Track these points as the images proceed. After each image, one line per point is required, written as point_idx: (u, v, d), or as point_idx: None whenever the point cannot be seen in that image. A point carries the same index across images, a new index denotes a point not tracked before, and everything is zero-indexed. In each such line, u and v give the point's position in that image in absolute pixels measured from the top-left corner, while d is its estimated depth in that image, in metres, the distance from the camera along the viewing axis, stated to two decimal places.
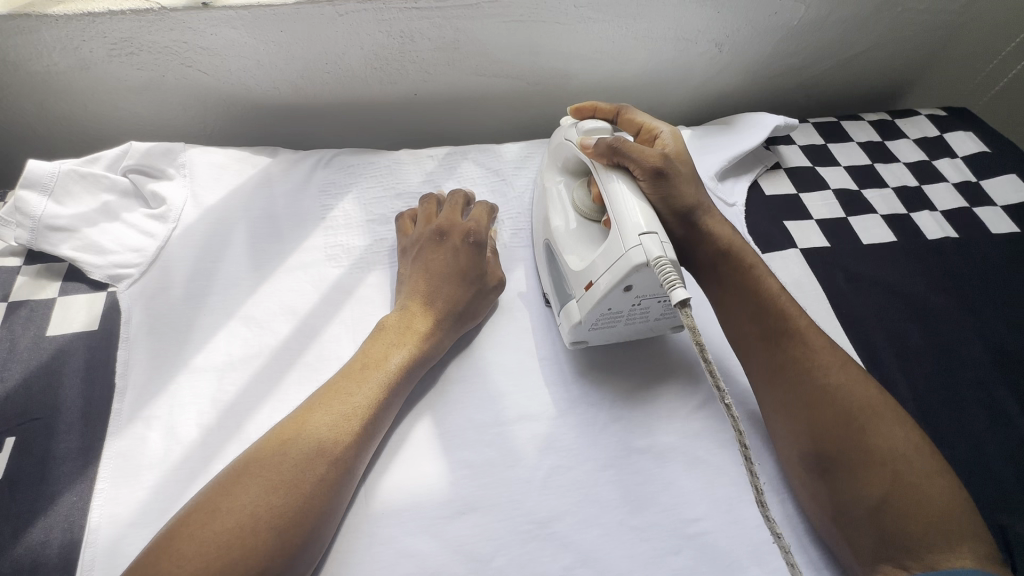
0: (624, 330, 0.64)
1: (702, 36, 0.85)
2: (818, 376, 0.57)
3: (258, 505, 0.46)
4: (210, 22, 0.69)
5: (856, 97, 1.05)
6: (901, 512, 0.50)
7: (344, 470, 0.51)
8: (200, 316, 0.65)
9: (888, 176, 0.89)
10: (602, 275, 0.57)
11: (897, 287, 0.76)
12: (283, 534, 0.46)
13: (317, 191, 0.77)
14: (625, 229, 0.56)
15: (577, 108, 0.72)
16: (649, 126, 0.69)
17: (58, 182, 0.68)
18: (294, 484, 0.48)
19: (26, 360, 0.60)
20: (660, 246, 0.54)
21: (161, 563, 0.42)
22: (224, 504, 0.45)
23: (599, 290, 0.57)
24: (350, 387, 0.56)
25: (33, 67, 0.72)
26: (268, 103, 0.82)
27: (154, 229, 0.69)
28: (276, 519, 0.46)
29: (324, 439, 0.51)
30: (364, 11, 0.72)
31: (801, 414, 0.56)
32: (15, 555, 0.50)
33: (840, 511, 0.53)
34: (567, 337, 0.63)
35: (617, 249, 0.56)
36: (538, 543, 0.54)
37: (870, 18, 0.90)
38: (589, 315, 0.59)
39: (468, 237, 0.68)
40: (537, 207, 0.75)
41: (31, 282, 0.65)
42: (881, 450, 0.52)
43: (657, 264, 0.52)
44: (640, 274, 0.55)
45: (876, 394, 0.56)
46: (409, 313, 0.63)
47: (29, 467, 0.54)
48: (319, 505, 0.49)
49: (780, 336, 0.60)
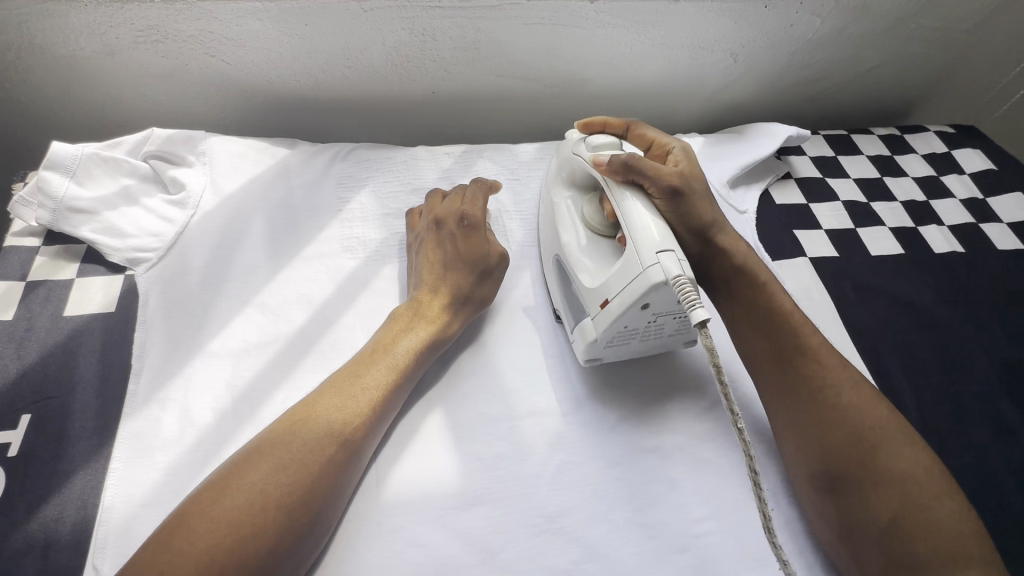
0: (637, 347, 0.63)
1: (717, 45, 0.87)
2: (834, 397, 0.57)
3: (266, 484, 0.46)
4: (237, 12, 0.70)
5: (866, 110, 1.07)
6: (909, 533, 0.50)
7: (351, 452, 0.52)
8: (216, 302, 0.65)
9: (896, 189, 0.90)
10: (619, 293, 0.58)
11: (904, 297, 0.77)
12: (290, 515, 0.46)
13: (334, 184, 0.78)
14: (641, 247, 0.57)
15: (586, 123, 0.74)
16: (661, 142, 0.71)
17: (80, 165, 0.68)
18: (301, 465, 0.48)
19: (43, 339, 0.61)
20: (678, 263, 0.54)
21: (173, 542, 0.42)
22: (235, 484, 0.46)
23: (613, 310, 0.58)
24: (360, 369, 0.57)
25: (59, 51, 0.73)
26: (289, 96, 0.83)
27: (173, 215, 0.70)
28: (288, 498, 0.46)
29: (333, 423, 0.52)
30: (388, 8, 0.73)
31: (815, 433, 0.57)
32: (28, 531, 0.51)
33: (848, 532, 0.54)
34: (583, 355, 0.63)
35: (634, 266, 0.56)
36: (546, 537, 0.55)
37: (884, 34, 0.91)
38: (605, 333, 0.59)
39: (465, 221, 0.69)
40: (545, 225, 0.74)
41: (49, 262, 0.66)
42: (892, 472, 0.53)
43: (676, 283, 0.53)
44: (657, 293, 0.55)
45: (888, 416, 0.56)
46: (416, 300, 0.64)
47: (43, 444, 0.55)
48: (326, 487, 0.49)
49: (793, 353, 0.61)
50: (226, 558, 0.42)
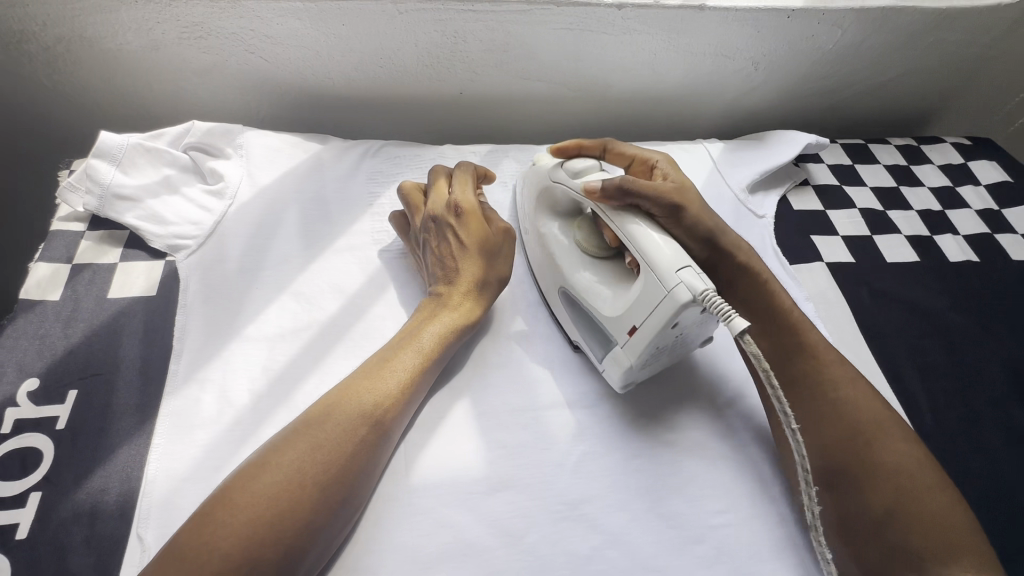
0: (664, 360, 0.63)
1: (740, 54, 0.89)
2: (831, 393, 0.59)
3: (302, 462, 0.48)
4: (278, 12, 0.73)
5: (882, 121, 1.08)
6: (904, 526, 0.51)
7: (380, 433, 0.54)
8: (253, 288, 0.68)
9: (912, 199, 0.92)
10: (648, 318, 0.56)
11: (919, 304, 0.78)
12: (326, 491, 0.48)
13: (365, 179, 0.81)
14: (658, 270, 0.55)
15: (557, 148, 0.72)
16: (641, 157, 0.71)
17: (125, 154, 0.71)
18: (335, 446, 0.50)
19: (88, 319, 0.63)
20: (700, 277, 0.53)
21: (217, 513, 0.44)
22: (275, 458, 0.48)
23: (645, 335, 0.57)
24: (390, 354, 0.59)
25: (106, 45, 0.76)
26: (322, 93, 0.85)
27: (211, 205, 0.73)
28: (321, 474, 0.49)
29: (366, 405, 0.54)
30: (423, 11, 0.76)
31: (812, 429, 0.59)
32: (77, 500, 0.53)
33: (845, 526, 0.55)
34: (619, 383, 0.62)
35: (656, 290, 0.55)
36: (569, 523, 0.57)
37: (903, 46, 0.93)
38: (641, 358, 0.58)
39: (458, 210, 0.69)
40: (537, 257, 0.73)
41: (94, 246, 0.69)
42: (888, 464, 0.54)
43: (706, 298, 0.52)
44: (686, 311, 0.54)
45: (884, 413, 0.58)
46: (446, 302, 0.65)
47: (90, 418, 0.57)
48: (356, 465, 0.51)
49: (794, 353, 0.62)
50: (265, 535, 0.44)
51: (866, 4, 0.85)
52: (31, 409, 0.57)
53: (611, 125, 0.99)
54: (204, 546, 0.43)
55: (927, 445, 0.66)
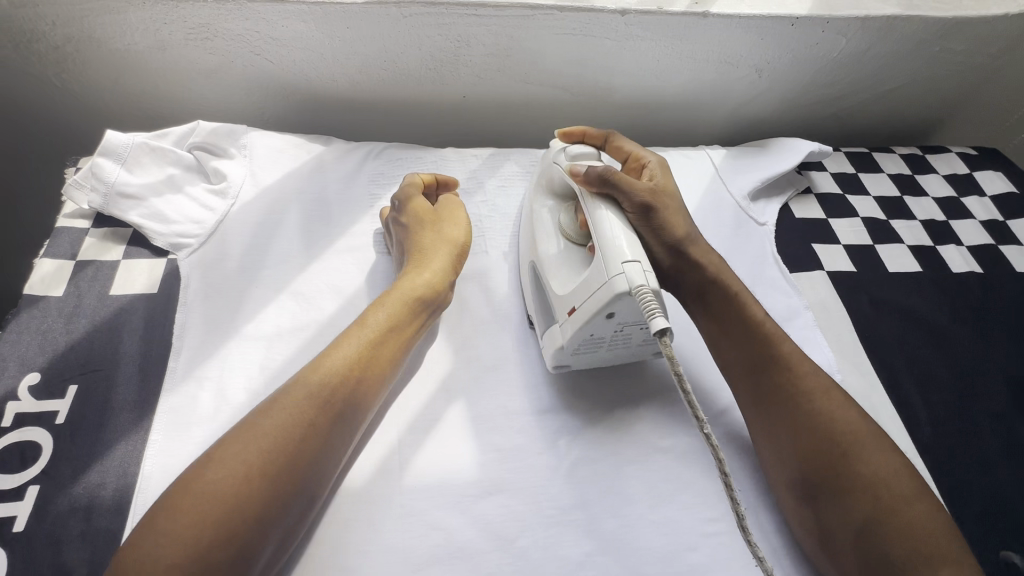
0: (606, 354, 0.64)
1: (743, 61, 0.89)
2: (805, 404, 0.58)
3: (249, 454, 0.48)
4: (283, 14, 0.74)
5: (887, 130, 1.08)
6: (883, 537, 0.51)
7: (332, 415, 0.53)
8: (252, 287, 0.68)
9: (915, 208, 0.91)
10: (586, 301, 0.58)
11: (920, 315, 0.78)
12: (273, 482, 0.48)
13: (366, 181, 0.81)
14: (609, 257, 0.56)
15: (566, 132, 0.74)
16: (637, 155, 0.72)
17: (131, 153, 0.72)
18: (282, 432, 0.50)
19: (90, 315, 0.64)
20: (643, 275, 0.54)
21: (166, 512, 0.45)
22: (220, 455, 0.48)
23: (580, 316, 0.58)
24: (343, 338, 0.58)
25: (114, 45, 0.77)
26: (326, 95, 0.86)
27: (214, 205, 0.73)
28: (271, 467, 0.48)
29: (311, 387, 0.53)
30: (426, 15, 0.76)
31: (789, 439, 0.58)
32: (73, 495, 0.54)
33: (826, 537, 0.55)
34: (551, 360, 0.63)
35: (600, 276, 0.57)
36: (561, 528, 0.57)
37: (908, 55, 0.92)
38: (572, 340, 0.60)
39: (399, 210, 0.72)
40: (524, 234, 0.74)
41: (97, 243, 0.70)
42: (866, 475, 0.54)
43: (638, 292, 0.53)
44: (621, 303, 0.55)
45: (861, 421, 0.57)
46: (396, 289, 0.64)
47: (89, 413, 0.58)
48: (308, 452, 0.50)
49: (767, 364, 0.61)
50: (209, 535, 0.44)
51: (871, 12, 0.85)
52: (31, 402, 0.58)
53: (614, 131, 0.99)
54: (147, 551, 0.43)
55: (925, 457, 0.66)
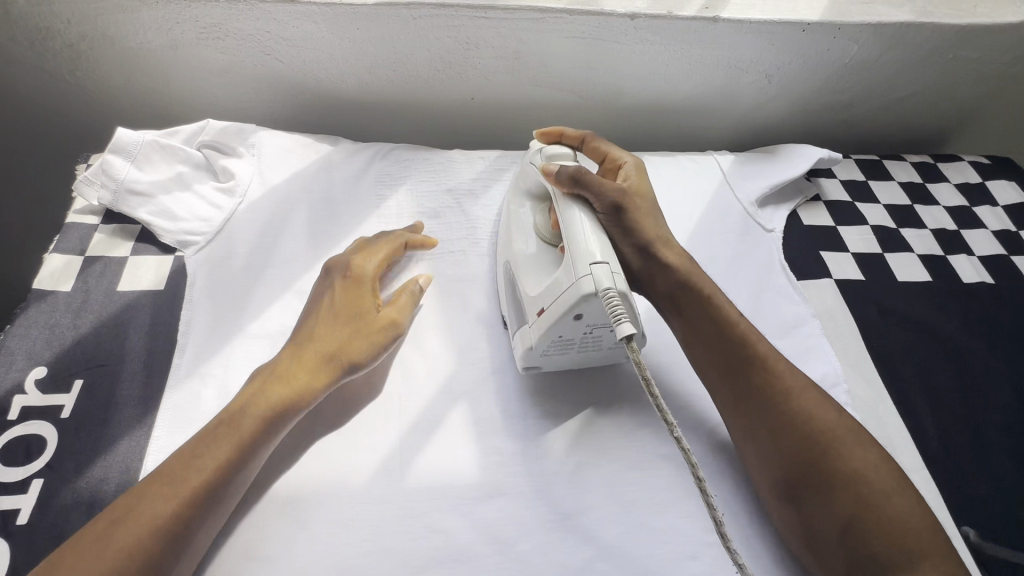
0: (577, 355, 0.64)
1: (753, 66, 0.88)
2: (782, 404, 0.58)
3: (152, 512, 0.47)
4: (293, 14, 0.74)
5: (898, 137, 1.07)
6: (865, 534, 0.51)
7: (237, 474, 0.52)
8: (258, 286, 0.69)
9: (926, 217, 0.90)
10: (553, 302, 0.58)
11: (929, 325, 0.77)
12: (169, 541, 0.47)
13: (373, 181, 0.81)
14: (577, 257, 0.57)
15: (544, 131, 0.73)
16: (615, 156, 0.71)
17: (141, 151, 0.72)
18: (186, 488, 0.49)
19: (97, 311, 0.65)
20: (611, 276, 0.55)
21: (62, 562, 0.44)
22: (203, 448, 0.51)
23: (547, 318, 0.58)
24: (252, 401, 0.55)
25: (127, 43, 0.78)
26: (335, 95, 0.86)
27: (222, 203, 0.74)
28: (173, 530, 0.47)
29: (219, 451, 0.51)
30: (436, 16, 0.76)
31: (769, 441, 0.57)
32: (76, 489, 0.54)
33: (811, 537, 0.54)
34: (521, 361, 0.63)
35: (567, 276, 0.57)
36: (561, 534, 0.56)
37: (921, 63, 0.92)
38: (541, 342, 0.60)
39: (348, 274, 0.65)
40: (502, 234, 0.74)
41: (106, 239, 0.70)
42: (846, 473, 0.53)
43: (605, 296, 0.53)
44: (588, 303, 0.55)
45: (839, 419, 0.57)
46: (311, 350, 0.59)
47: (93, 408, 0.58)
48: (207, 511, 0.50)
49: (745, 365, 0.60)
50: None
51: (884, 18, 0.84)
52: (37, 397, 0.58)
53: (621, 134, 0.99)
54: None
55: (933, 470, 0.65)
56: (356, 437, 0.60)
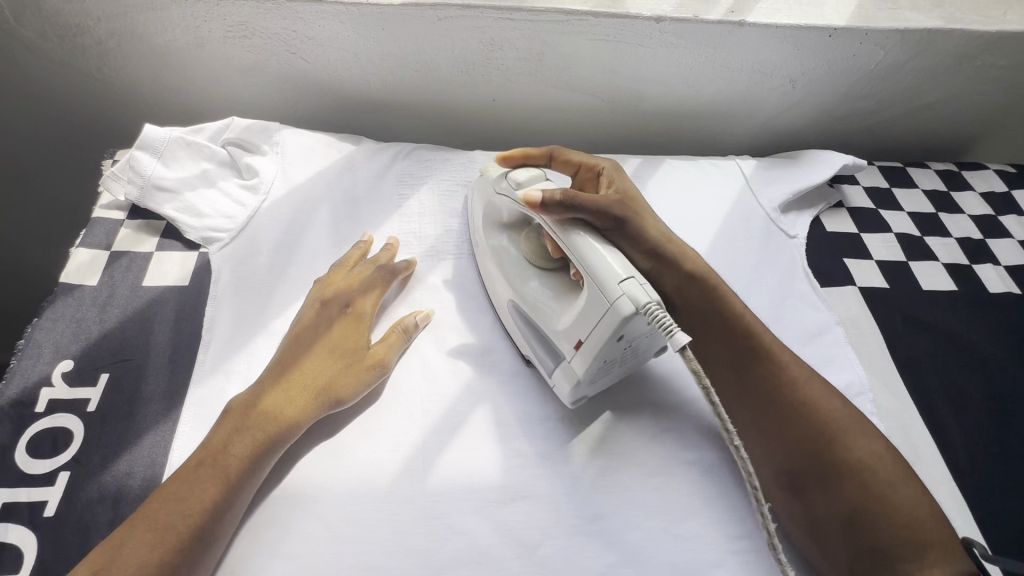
0: (616, 373, 0.62)
1: (777, 71, 0.88)
2: (786, 394, 0.58)
3: (146, 548, 0.46)
4: (320, 14, 0.75)
5: (921, 145, 1.06)
6: (870, 523, 0.51)
7: (234, 497, 0.51)
8: (281, 283, 0.69)
9: (951, 225, 0.89)
10: (592, 332, 0.55)
11: (955, 335, 0.76)
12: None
13: (395, 181, 0.81)
14: (603, 281, 0.54)
15: (505, 157, 0.72)
16: (589, 163, 0.71)
17: (167, 147, 0.73)
18: (180, 519, 0.48)
19: (123, 305, 0.65)
20: (643, 289, 0.52)
21: None
22: (239, 435, 0.53)
23: (591, 348, 0.55)
24: (244, 429, 0.54)
25: (155, 41, 0.78)
26: (358, 95, 0.87)
27: (245, 200, 0.74)
28: (169, 564, 0.46)
29: (213, 479, 0.51)
30: (461, 17, 0.77)
31: (773, 431, 0.58)
32: (102, 482, 0.54)
33: (816, 527, 0.55)
34: (568, 398, 0.60)
35: (600, 302, 0.54)
36: (584, 538, 0.56)
37: (947, 69, 0.91)
38: (588, 372, 0.57)
39: (347, 308, 0.64)
40: (484, 267, 0.72)
41: (132, 235, 0.71)
42: (850, 462, 0.54)
43: (648, 312, 0.51)
44: (631, 323, 0.52)
45: (844, 410, 0.57)
46: (303, 379, 0.58)
47: (119, 402, 0.59)
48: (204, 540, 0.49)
49: (750, 357, 0.61)
50: None
51: (911, 25, 0.84)
52: (65, 389, 0.59)
53: (641, 138, 0.98)
54: None
55: (959, 481, 0.64)
56: (380, 435, 0.60)
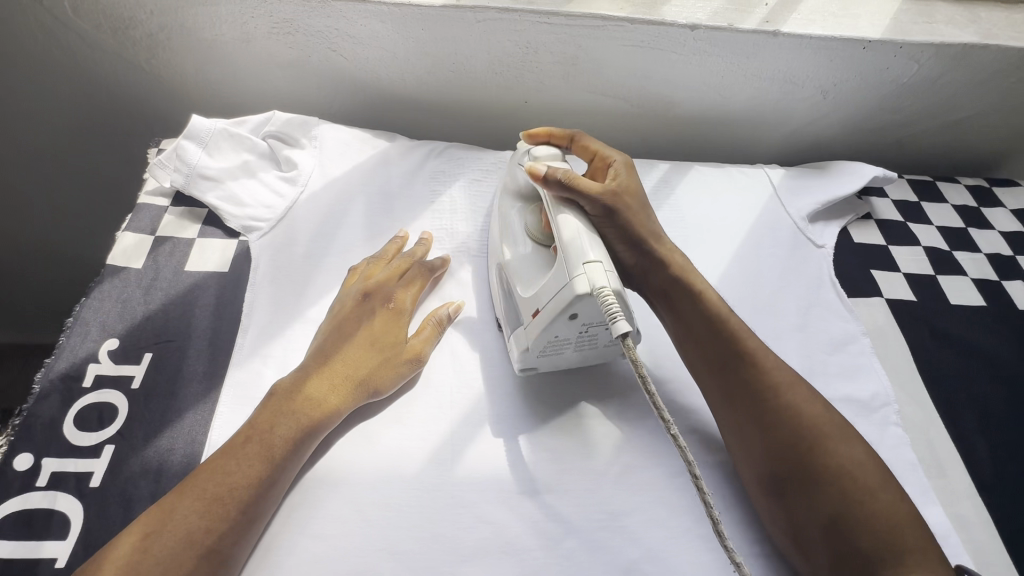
0: (573, 356, 0.64)
1: (809, 82, 0.88)
2: (771, 399, 0.57)
3: (193, 527, 0.48)
4: (363, 13, 0.77)
5: (950, 160, 1.05)
6: (851, 529, 0.50)
7: (279, 478, 0.53)
8: (317, 273, 0.71)
9: (981, 241, 0.88)
10: (548, 302, 0.58)
11: (983, 351, 0.75)
12: (212, 552, 0.48)
13: (428, 177, 0.83)
14: (570, 259, 0.57)
15: (529, 133, 0.73)
16: (604, 154, 0.71)
17: (211, 137, 0.75)
18: (226, 495, 0.50)
19: (166, 288, 0.68)
20: (605, 275, 0.55)
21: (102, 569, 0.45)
22: (283, 419, 0.55)
23: (543, 318, 0.58)
24: (277, 418, 0.55)
25: (203, 35, 0.81)
26: (394, 93, 0.89)
27: (284, 191, 0.76)
28: (213, 539, 0.48)
29: (258, 458, 0.52)
30: (500, 20, 0.78)
31: (756, 437, 0.57)
32: (145, 457, 0.56)
33: (797, 532, 0.54)
34: (517, 363, 0.63)
35: (562, 277, 0.57)
36: (608, 533, 0.57)
37: (982, 85, 0.90)
38: (535, 342, 0.60)
39: (388, 304, 0.66)
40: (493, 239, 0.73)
41: (175, 221, 0.73)
42: (834, 467, 0.53)
43: (599, 294, 0.53)
44: (584, 303, 0.55)
45: (827, 414, 0.57)
46: (340, 366, 0.60)
47: (162, 380, 0.61)
48: (249, 518, 0.51)
49: (734, 360, 0.60)
50: None
51: (947, 39, 0.83)
52: (110, 366, 0.61)
53: (670, 143, 0.99)
54: None
55: (984, 496, 0.64)
56: (410, 424, 0.61)
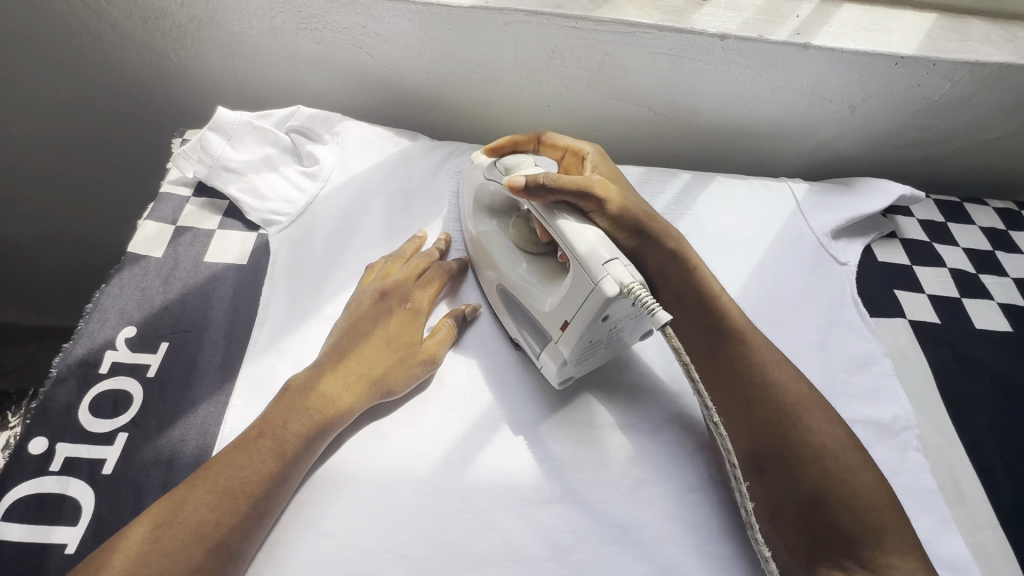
0: (604, 354, 0.63)
1: (838, 96, 0.87)
2: (755, 375, 0.58)
3: (202, 520, 0.47)
4: (390, 12, 0.77)
5: (977, 180, 1.03)
6: (829, 504, 0.51)
7: (292, 472, 0.53)
8: (334, 270, 0.71)
9: (1008, 265, 0.86)
10: (578, 312, 0.56)
11: (1008, 378, 0.74)
12: (223, 544, 0.48)
13: (448, 178, 0.82)
14: (588, 263, 0.54)
15: (493, 148, 0.73)
16: (575, 148, 0.71)
17: (235, 130, 0.75)
18: (240, 489, 0.50)
19: (184, 278, 0.68)
20: (628, 271, 0.53)
21: (111, 560, 0.44)
22: (296, 415, 0.55)
23: (575, 328, 0.56)
24: (291, 414, 0.55)
25: (232, 28, 0.81)
26: (417, 93, 0.89)
27: (305, 186, 0.77)
28: (223, 533, 0.48)
29: (274, 451, 0.53)
30: (527, 23, 0.78)
31: (741, 413, 0.57)
32: (157, 446, 0.56)
33: (775, 510, 0.54)
34: (556, 377, 0.62)
35: (585, 283, 0.55)
36: (619, 547, 0.56)
37: (1014, 106, 0.89)
38: (574, 352, 0.58)
39: (406, 304, 0.65)
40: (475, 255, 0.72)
41: (196, 211, 0.74)
42: (815, 443, 0.54)
43: (630, 291, 0.51)
44: (616, 304, 0.53)
45: (807, 393, 0.58)
46: (357, 362, 0.60)
47: (177, 370, 0.61)
48: (260, 512, 0.51)
49: (722, 336, 0.61)
50: None
51: (981, 58, 0.82)
52: (127, 353, 0.61)
53: (692, 153, 0.99)
54: None
55: (1005, 527, 0.62)
56: (422, 425, 0.61)
